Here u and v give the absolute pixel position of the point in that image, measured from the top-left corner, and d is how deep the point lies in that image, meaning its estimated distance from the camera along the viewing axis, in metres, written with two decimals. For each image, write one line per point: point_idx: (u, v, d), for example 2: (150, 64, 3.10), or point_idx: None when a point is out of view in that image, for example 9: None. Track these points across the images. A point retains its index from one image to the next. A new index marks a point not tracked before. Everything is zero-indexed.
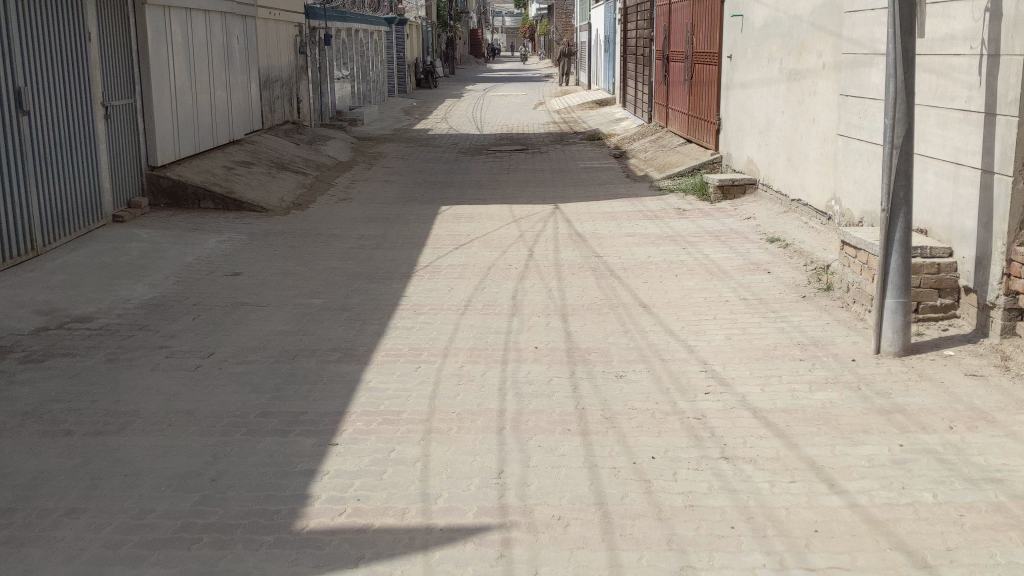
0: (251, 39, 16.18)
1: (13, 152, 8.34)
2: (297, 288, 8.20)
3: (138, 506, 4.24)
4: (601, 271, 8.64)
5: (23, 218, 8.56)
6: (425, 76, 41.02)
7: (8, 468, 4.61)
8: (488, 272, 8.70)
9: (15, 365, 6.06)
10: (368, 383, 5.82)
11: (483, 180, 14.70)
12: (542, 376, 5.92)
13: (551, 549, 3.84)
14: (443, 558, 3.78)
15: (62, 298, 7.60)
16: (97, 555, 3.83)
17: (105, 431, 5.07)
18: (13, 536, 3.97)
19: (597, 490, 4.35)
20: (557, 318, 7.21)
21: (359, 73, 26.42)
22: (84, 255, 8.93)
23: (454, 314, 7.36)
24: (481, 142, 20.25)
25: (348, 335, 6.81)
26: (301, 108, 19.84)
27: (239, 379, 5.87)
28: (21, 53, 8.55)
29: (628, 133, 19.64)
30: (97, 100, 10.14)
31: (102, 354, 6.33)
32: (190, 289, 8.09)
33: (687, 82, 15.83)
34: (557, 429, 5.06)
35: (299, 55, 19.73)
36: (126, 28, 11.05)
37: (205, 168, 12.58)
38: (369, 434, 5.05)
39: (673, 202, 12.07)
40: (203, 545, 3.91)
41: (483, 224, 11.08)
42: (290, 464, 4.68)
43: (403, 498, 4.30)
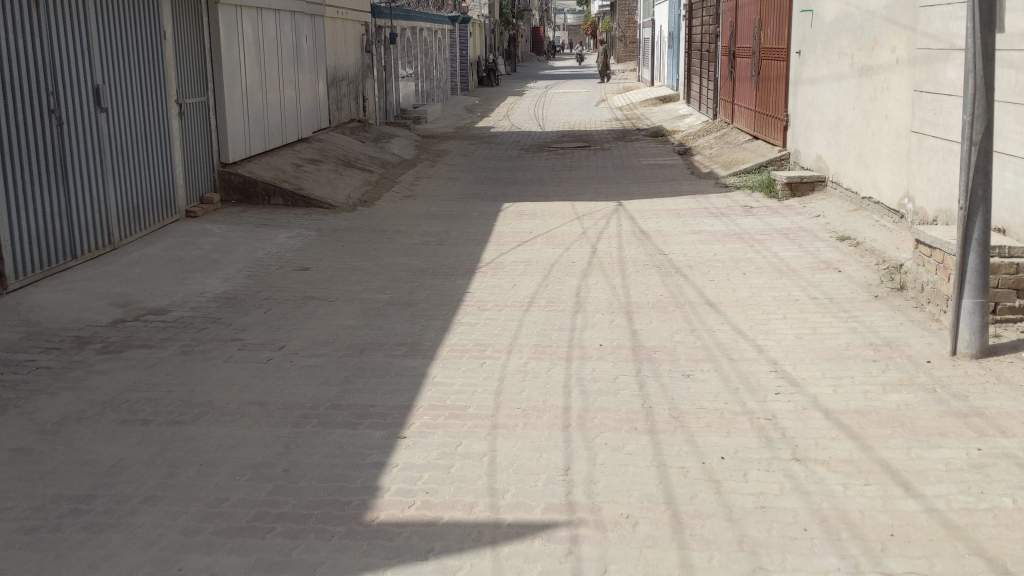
0: (319, 39, 16.42)
1: (91, 147, 8.58)
2: (364, 283, 8.29)
3: (214, 495, 4.33)
4: (667, 268, 8.59)
5: (101, 213, 8.80)
6: (487, 74, 41.26)
7: (89, 455, 4.74)
8: (551, 269, 8.69)
9: (94, 355, 6.22)
10: (434, 378, 5.86)
11: (546, 177, 14.70)
12: (607, 373, 5.90)
13: (620, 548, 3.82)
14: (511, 554, 3.79)
15: (137, 291, 7.78)
16: (175, 541, 3.92)
17: (181, 421, 5.18)
18: (95, 521, 4.09)
19: (666, 489, 4.33)
20: (622, 315, 7.18)
21: (423, 71, 26.68)
22: (157, 249, 9.13)
23: (518, 310, 7.39)
24: (543, 139, 20.26)
25: (414, 330, 6.87)
26: (366, 106, 20.08)
27: (309, 372, 5.97)
28: (100, 51, 8.80)
29: (692, 130, 19.49)
30: (172, 98, 10.39)
31: (177, 346, 6.47)
32: (260, 284, 8.22)
33: (754, 79, 15.57)
34: (623, 428, 5.03)
35: (365, 53, 19.96)
36: (200, 28, 11.28)
37: (275, 165, 12.80)
38: (436, 428, 5.09)
39: (740, 200, 11.94)
40: (277, 535, 3.97)
41: (545, 220, 11.09)
42: (359, 456, 4.74)
43: (471, 492, 4.33)
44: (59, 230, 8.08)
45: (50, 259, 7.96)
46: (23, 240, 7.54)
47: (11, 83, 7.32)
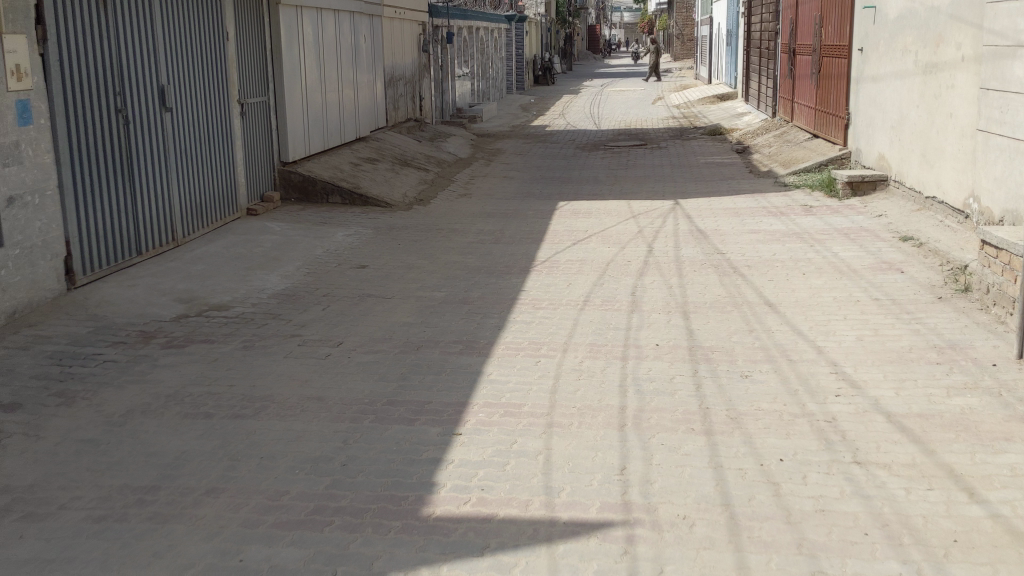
0: (378, 39, 16.57)
1: (157, 146, 8.77)
2: (420, 281, 8.35)
3: (274, 488, 4.41)
4: (724, 268, 8.51)
5: (166, 210, 8.99)
6: (543, 73, 41.27)
7: (154, 447, 4.85)
8: (607, 268, 8.67)
9: (158, 350, 6.37)
10: (489, 376, 5.88)
11: (602, 175, 14.66)
12: (663, 373, 5.88)
13: (676, 549, 3.80)
14: (567, 552, 3.79)
15: (200, 287, 7.93)
16: (237, 533, 4.00)
17: (242, 414, 5.28)
18: (160, 512, 4.18)
19: (724, 491, 4.30)
20: (678, 315, 7.14)
21: (480, 70, 26.76)
22: (219, 246, 9.30)
23: (573, 309, 7.38)
24: (599, 138, 20.20)
25: (470, 328, 6.90)
26: (423, 105, 20.22)
27: (366, 368, 6.03)
28: (166, 51, 8.99)
29: (750, 128, 19.27)
30: (234, 98, 10.57)
31: (238, 341, 6.59)
32: (319, 281, 8.33)
33: (815, 77, 15.34)
34: (680, 429, 5.00)
35: (422, 53, 20.09)
36: (262, 29, 11.47)
37: (333, 164, 12.95)
38: (492, 426, 5.11)
39: (799, 199, 11.78)
40: (335, 528, 4.03)
41: (601, 219, 11.06)
42: (415, 452, 4.79)
43: (526, 490, 4.34)
44: (125, 228, 8.27)
45: (116, 255, 8.15)
46: (91, 236, 7.73)
47: (80, 83, 7.51)
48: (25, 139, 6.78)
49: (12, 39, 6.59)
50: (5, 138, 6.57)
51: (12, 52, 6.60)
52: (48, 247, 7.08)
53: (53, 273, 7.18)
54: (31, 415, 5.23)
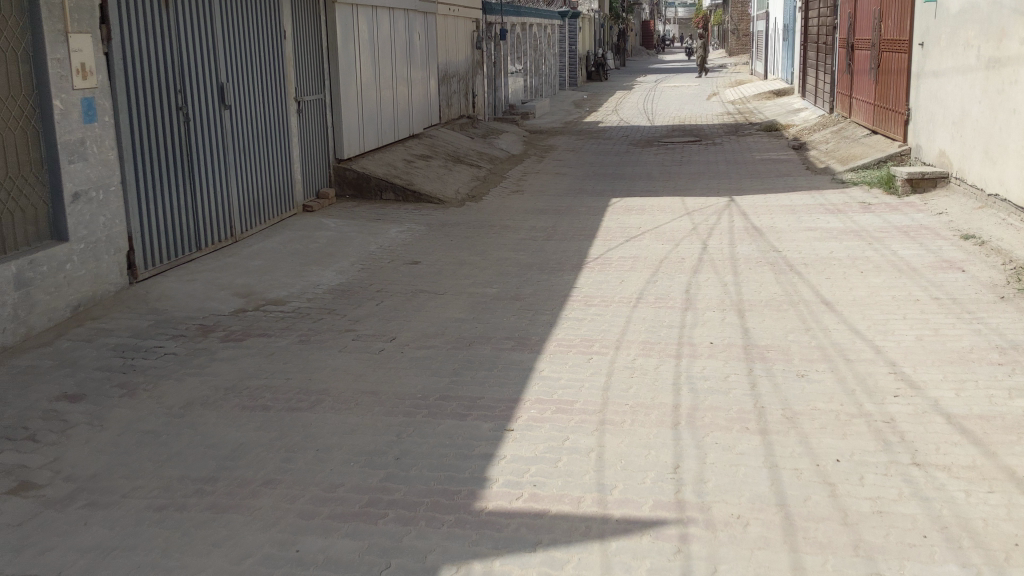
0: (432, 36, 16.67)
1: (216, 142, 8.92)
2: (473, 277, 8.39)
3: (329, 480, 4.47)
4: (780, 266, 8.42)
5: (224, 206, 9.14)
6: (597, 69, 41.15)
7: (213, 438, 4.95)
8: (661, 265, 8.63)
9: (217, 343, 6.48)
10: (541, 372, 5.89)
11: (656, 172, 14.57)
12: (718, 372, 5.84)
13: (730, 548, 3.78)
14: (619, 549, 3.79)
15: (258, 282, 8.06)
16: (293, 524, 4.06)
17: (298, 407, 5.36)
18: (218, 502, 4.26)
19: (779, 491, 4.26)
20: (733, 313, 7.08)
21: (532, 67, 26.76)
22: (276, 242, 9.44)
23: (626, 306, 7.36)
24: (653, 134, 20.09)
25: (522, 324, 6.92)
26: (476, 102, 20.29)
27: (420, 363, 6.08)
28: (225, 50, 9.14)
29: (807, 124, 19.01)
30: (291, 96, 10.71)
31: (294, 335, 6.69)
32: (373, 277, 8.42)
33: (874, 72, 15.08)
34: (735, 427, 4.97)
35: (475, 50, 20.16)
36: (318, 27, 11.61)
37: (387, 161, 13.06)
38: (543, 422, 5.12)
39: (857, 196, 11.59)
40: (389, 521, 4.08)
41: (655, 216, 11.00)
42: (468, 447, 4.82)
43: (579, 487, 4.34)
44: (185, 223, 8.44)
45: (176, 251, 8.32)
46: (152, 232, 7.90)
47: (142, 81, 7.68)
48: (90, 136, 6.95)
49: (78, 38, 6.75)
50: (71, 136, 6.73)
51: (78, 51, 6.76)
52: (112, 242, 7.25)
53: (116, 267, 7.35)
54: (95, 406, 5.36)
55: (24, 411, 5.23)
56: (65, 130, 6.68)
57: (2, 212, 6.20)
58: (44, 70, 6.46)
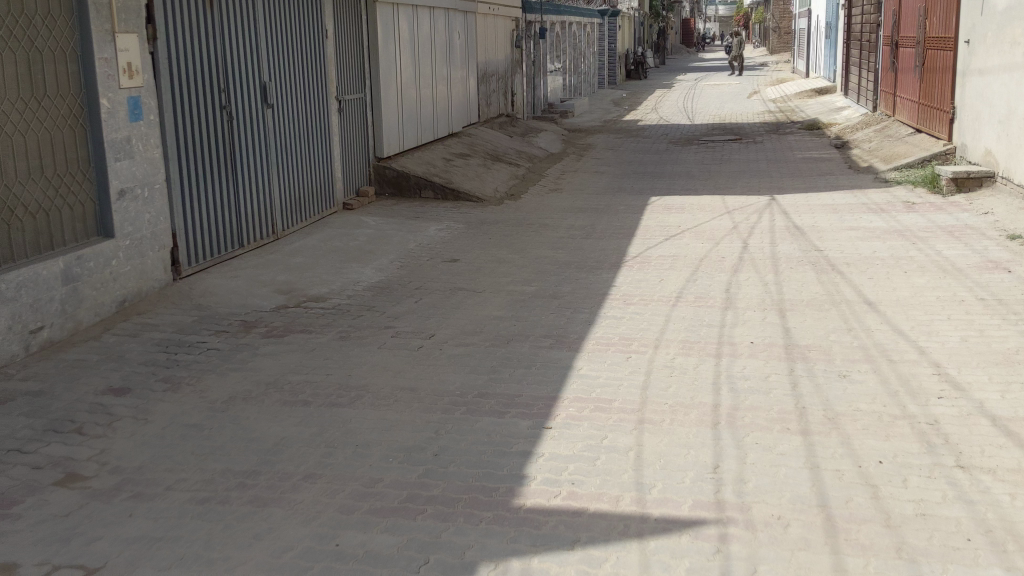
0: (471, 35, 16.71)
1: (258, 141, 9.02)
2: (512, 276, 8.39)
3: (369, 475, 4.51)
4: (822, 265, 8.33)
5: (266, 204, 9.24)
6: (636, 68, 41.01)
7: (255, 433, 5.01)
8: (700, 264, 8.58)
9: (259, 339, 6.56)
10: (579, 371, 5.89)
11: (695, 171, 14.49)
12: (758, 372, 5.79)
13: (770, 549, 3.76)
14: (658, 548, 3.78)
15: (298, 280, 8.13)
16: (333, 518, 4.10)
17: (338, 403, 5.41)
18: (260, 496, 4.31)
19: (820, 492, 4.22)
20: (774, 312, 7.02)
21: (572, 65, 26.72)
22: (317, 239, 9.52)
23: (665, 305, 7.33)
24: (692, 133, 19.97)
25: (560, 323, 6.91)
26: (515, 100, 20.31)
27: (458, 361, 6.10)
28: (268, 49, 9.24)
29: (850, 123, 18.78)
30: (332, 94, 10.79)
31: (334, 332, 6.74)
32: (412, 274, 8.46)
33: (918, 69, 14.87)
34: (776, 428, 4.93)
35: (515, 49, 20.18)
36: (359, 26, 11.68)
37: (426, 159, 13.11)
38: (582, 421, 5.11)
39: (901, 195, 11.43)
40: (428, 516, 4.10)
41: (694, 214, 10.95)
42: (506, 444, 4.83)
43: (617, 485, 4.34)
44: (228, 221, 8.54)
45: (219, 248, 8.42)
46: (196, 229, 8.01)
47: (187, 81, 7.78)
48: (136, 135, 7.06)
49: (125, 38, 6.86)
50: (117, 134, 6.84)
51: (124, 51, 6.87)
52: (156, 239, 7.36)
53: (161, 264, 7.46)
54: (140, 400, 5.45)
55: (72, 404, 5.33)
56: (112, 128, 6.79)
57: (51, 209, 6.32)
58: (91, 69, 6.57)
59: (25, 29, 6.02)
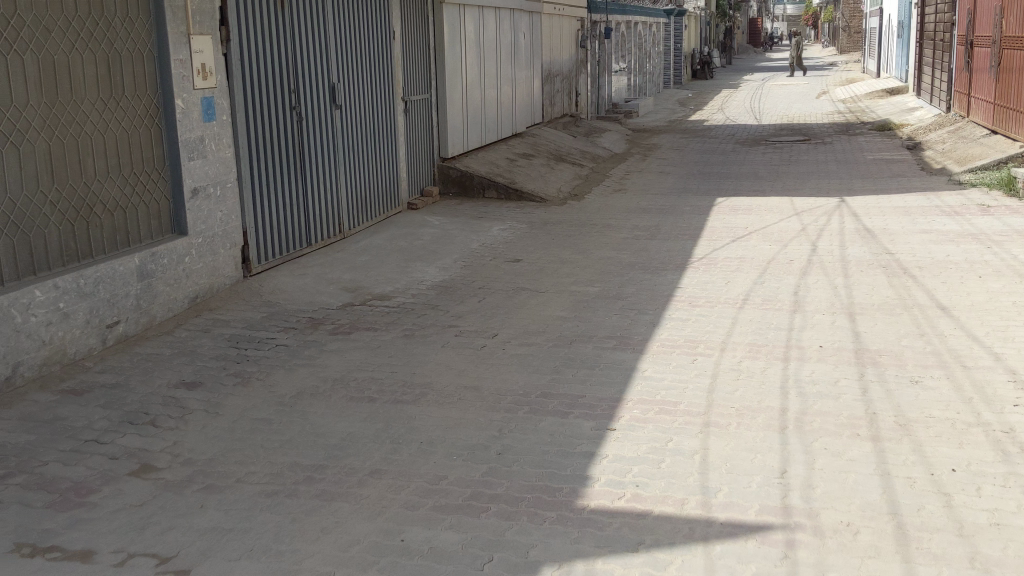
0: (536, 35, 16.72)
1: (326, 141, 9.15)
2: (575, 276, 8.38)
3: (433, 472, 4.54)
4: (893, 269, 8.17)
5: (333, 204, 9.36)
6: (701, 68, 40.68)
7: (321, 428, 5.08)
8: (767, 266, 8.47)
9: (326, 336, 6.66)
10: (644, 372, 5.85)
11: (762, 172, 14.29)
12: (827, 376, 5.69)
13: (839, 556, 3.69)
14: (724, 552, 3.74)
15: (364, 278, 8.22)
16: (398, 514, 4.14)
17: (403, 400, 5.46)
18: (327, 490, 4.38)
19: (891, 499, 4.13)
20: (843, 316, 6.90)
21: (636, 65, 26.59)
22: (382, 239, 9.61)
23: (732, 307, 7.25)
24: (759, 133, 19.71)
25: (624, 324, 6.88)
26: (579, 101, 20.28)
27: (522, 361, 6.11)
28: (336, 51, 9.37)
29: (922, 123, 18.35)
30: (398, 95, 10.89)
31: (399, 330, 6.81)
32: (475, 274, 8.50)
33: (994, 69, 14.47)
34: (845, 433, 4.85)
35: (580, 49, 20.14)
36: (426, 28, 11.78)
37: (490, 159, 13.15)
38: (646, 423, 5.08)
39: (976, 198, 11.14)
40: (492, 514, 4.12)
41: (761, 216, 10.80)
42: (569, 445, 4.82)
43: (682, 488, 4.31)
44: (296, 220, 8.68)
45: (288, 246, 8.57)
46: (266, 228, 8.15)
47: (258, 82, 7.93)
48: (209, 135, 7.22)
49: (200, 40, 7.02)
50: (191, 134, 7.00)
51: (199, 52, 7.03)
52: (228, 237, 7.52)
53: (231, 261, 7.61)
54: (211, 393, 5.57)
55: (146, 397, 5.48)
56: (186, 129, 6.94)
57: (127, 207, 6.49)
58: (167, 71, 6.73)
59: (105, 31, 6.20)
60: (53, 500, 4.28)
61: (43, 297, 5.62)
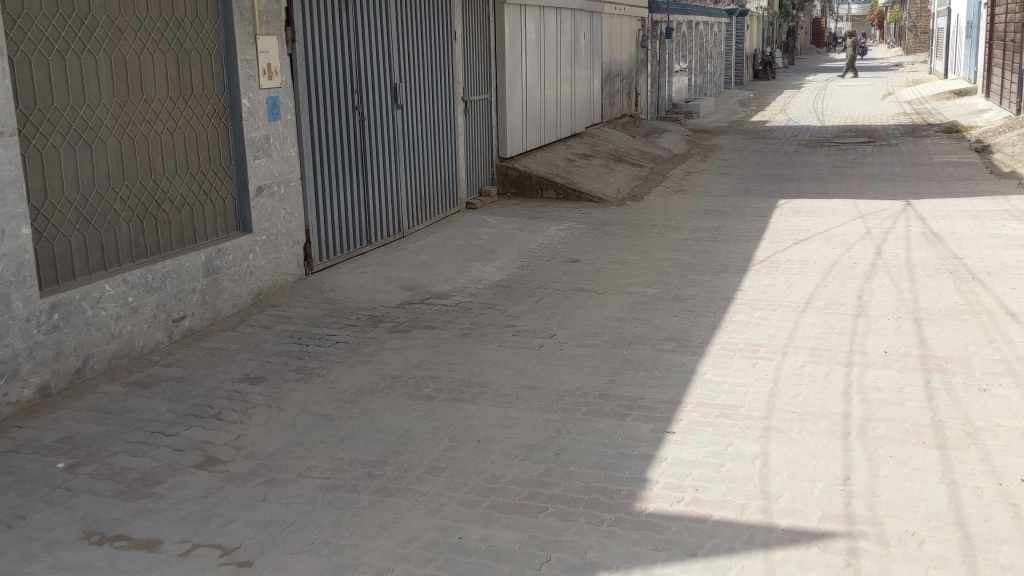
0: (597, 35, 16.67)
1: (387, 140, 9.23)
2: (634, 278, 8.33)
3: (491, 471, 4.56)
4: (961, 274, 7.98)
5: (392, 203, 9.44)
6: (764, 68, 40.21)
7: (380, 425, 5.13)
8: (830, 270, 8.33)
9: (385, 333, 6.72)
10: (703, 375, 5.80)
11: (825, 173, 14.06)
12: (892, 382, 5.59)
13: (904, 565, 3.62)
14: (785, 559, 3.70)
15: (423, 277, 8.28)
16: (456, 511, 4.16)
17: (461, 398, 5.49)
18: (386, 486, 4.41)
19: (958, 509, 4.04)
20: (908, 322, 6.76)
21: (697, 65, 26.36)
22: (441, 238, 9.67)
23: (794, 311, 7.15)
24: (823, 134, 19.42)
25: (683, 326, 6.83)
26: (639, 101, 20.17)
27: (580, 362, 6.10)
28: (399, 51, 9.44)
29: (992, 125, 17.91)
30: (458, 95, 10.94)
31: (457, 329, 6.84)
32: (533, 274, 8.50)
33: None
34: (910, 440, 4.75)
35: (640, 49, 20.03)
36: (487, 28, 11.82)
37: (549, 160, 13.14)
38: (706, 426, 5.04)
39: None
40: (549, 515, 4.11)
41: (825, 219, 10.63)
42: (628, 447, 4.80)
43: (742, 493, 4.26)
44: (357, 218, 8.77)
45: (349, 244, 8.66)
46: (327, 226, 8.26)
47: (322, 81, 8.03)
48: (274, 134, 7.33)
49: (266, 40, 7.13)
50: (257, 133, 7.11)
51: (265, 53, 7.14)
52: (291, 235, 7.63)
53: (294, 259, 7.72)
54: (273, 388, 5.66)
55: (210, 391, 5.58)
56: (252, 128, 7.06)
57: (194, 204, 6.62)
58: (234, 71, 6.85)
59: (174, 32, 6.34)
60: (122, 489, 4.38)
61: (112, 292, 5.76)
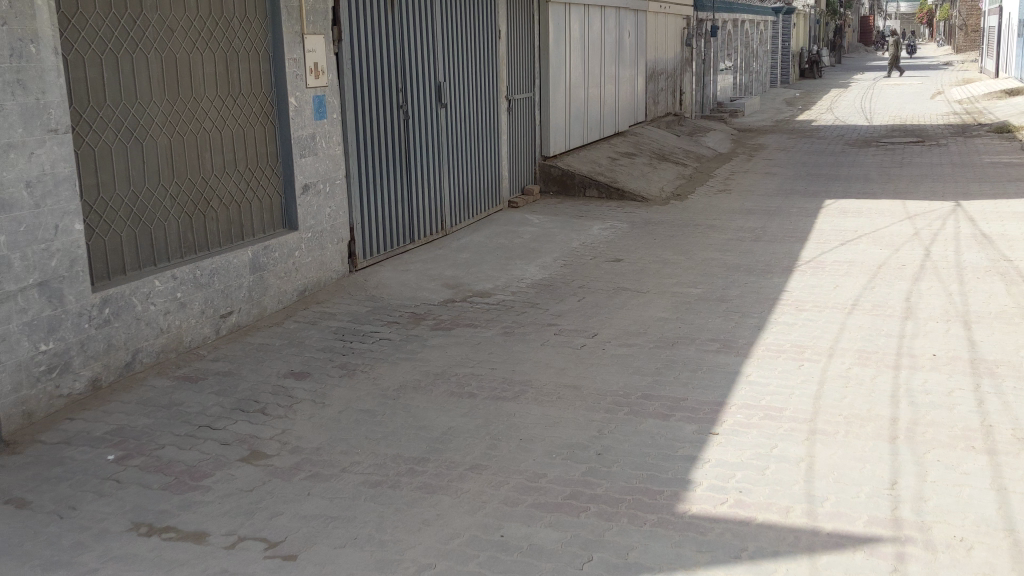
0: (641, 34, 16.59)
1: (431, 139, 9.27)
2: (677, 278, 8.29)
3: (533, 470, 4.56)
4: (1012, 276, 7.83)
5: (436, 201, 9.48)
6: (810, 67, 39.74)
7: (423, 422, 5.15)
8: (878, 271, 8.22)
9: (427, 331, 6.74)
10: (747, 377, 5.75)
11: (873, 173, 13.86)
12: (941, 386, 5.49)
13: (952, 571, 3.57)
14: (830, 564, 3.66)
15: (465, 275, 8.30)
16: (498, 509, 4.17)
17: (503, 397, 5.50)
18: (428, 483, 4.44)
19: (1008, 515, 3.97)
20: (958, 324, 6.65)
21: (742, 64, 26.13)
22: (484, 236, 9.69)
23: (840, 312, 7.06)
24: (871, 134, 19.15)
25: (727, 327, 6.78)
26: (683, 99, 20.04)
27: (622, 361, 6.08)
28: (443, 50, 9.48)
29: None
30: (502, 94, 10.96)
31: (499, 327, 6.85)
32: (576, 273, 8.49)
33: None
34: (959, 445, 4.67)
35: (684, 47, 19.90)
36: (531, 27, 11.82)
37: (592, 158, 13.10)
38: (751, 428, 4.99)
39: None
40: (591, 514, 4.11)
41: (872, 219, 10.49)
42: (671, 448, 4.77)
43: (787, 496, 4.22)
44: (400, 216, 8.82)
45: (392, 242, 8.72)
46: (372, 224, 8.32)
47: (367, 80, 8.09)
48: (320, 132, 7.40)
49: (313, 39, 7.19)
50: (303, 131, 7.18)
51: (312, 52, 7.20)
52: (335, 232, 7.69)
53: (338, 257, 7.78)
54: (317, 384, 5.71)
55: (256, 386, 5.65)
56: (299, 126, 7.13)
57: (242, 202, 6.70)
58: (281, 70, 6.92)
59: (223, 31, 6.42)
60: (170, 481, 4.46)
61: (162, 287, 5.85)
